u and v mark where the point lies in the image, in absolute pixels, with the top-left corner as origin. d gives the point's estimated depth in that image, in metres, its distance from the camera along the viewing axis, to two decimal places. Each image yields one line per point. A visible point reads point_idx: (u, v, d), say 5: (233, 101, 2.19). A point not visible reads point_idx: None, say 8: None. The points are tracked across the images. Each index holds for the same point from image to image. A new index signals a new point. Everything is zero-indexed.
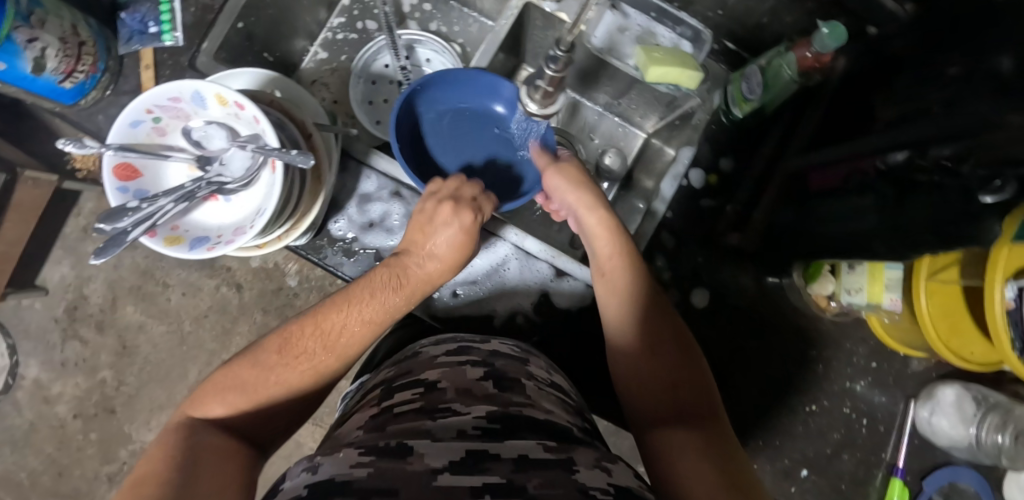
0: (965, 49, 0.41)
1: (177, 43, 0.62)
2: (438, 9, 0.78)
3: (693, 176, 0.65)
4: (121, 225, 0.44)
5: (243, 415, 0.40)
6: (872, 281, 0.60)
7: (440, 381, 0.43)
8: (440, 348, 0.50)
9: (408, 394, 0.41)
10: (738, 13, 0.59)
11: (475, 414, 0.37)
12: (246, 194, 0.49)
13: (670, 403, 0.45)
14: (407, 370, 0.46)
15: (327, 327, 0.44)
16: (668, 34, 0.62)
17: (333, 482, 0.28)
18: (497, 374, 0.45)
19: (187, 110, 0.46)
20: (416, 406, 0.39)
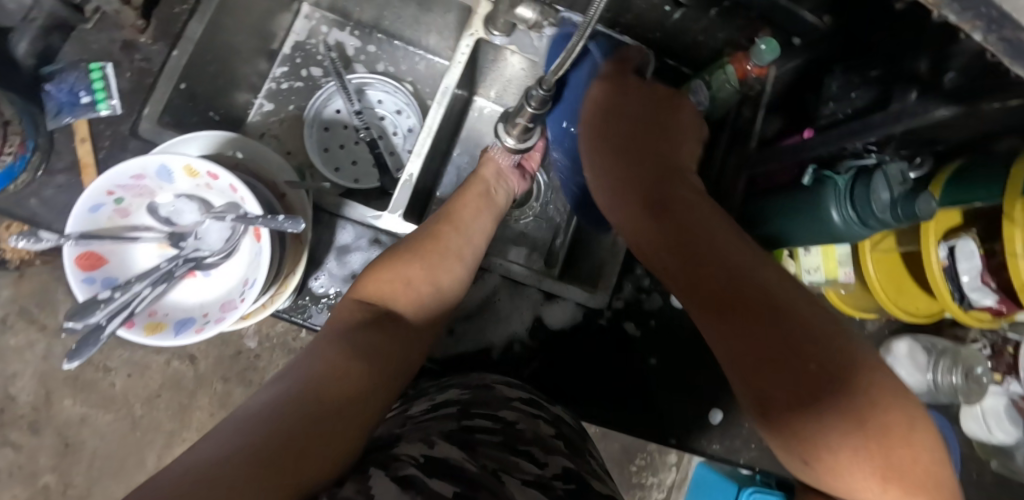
0: (882, 57, 0.48)
1: (114, 111, 0.58)
2: (383, 50, 0.78)
3: None
4: (94, 319, 0.40)
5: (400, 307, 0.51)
6: (826, 260, 0.66)
7: (518, 423, 0.42)
8: (513, 391, 0.49)
9: (486, 422, 0.41)
10: (676, 32, 0.63)
11: (553, 468, 0.38)
12: (226, 265, 0.47)
13: (771, 370, 0.38)
14: (483, 399, 0.45)
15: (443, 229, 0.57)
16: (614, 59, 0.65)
17: (446, 462, 0.34)
18: (566, 438, 0.45)
19: (153, 187, 0.44)
20: (497, 439, 0.39)
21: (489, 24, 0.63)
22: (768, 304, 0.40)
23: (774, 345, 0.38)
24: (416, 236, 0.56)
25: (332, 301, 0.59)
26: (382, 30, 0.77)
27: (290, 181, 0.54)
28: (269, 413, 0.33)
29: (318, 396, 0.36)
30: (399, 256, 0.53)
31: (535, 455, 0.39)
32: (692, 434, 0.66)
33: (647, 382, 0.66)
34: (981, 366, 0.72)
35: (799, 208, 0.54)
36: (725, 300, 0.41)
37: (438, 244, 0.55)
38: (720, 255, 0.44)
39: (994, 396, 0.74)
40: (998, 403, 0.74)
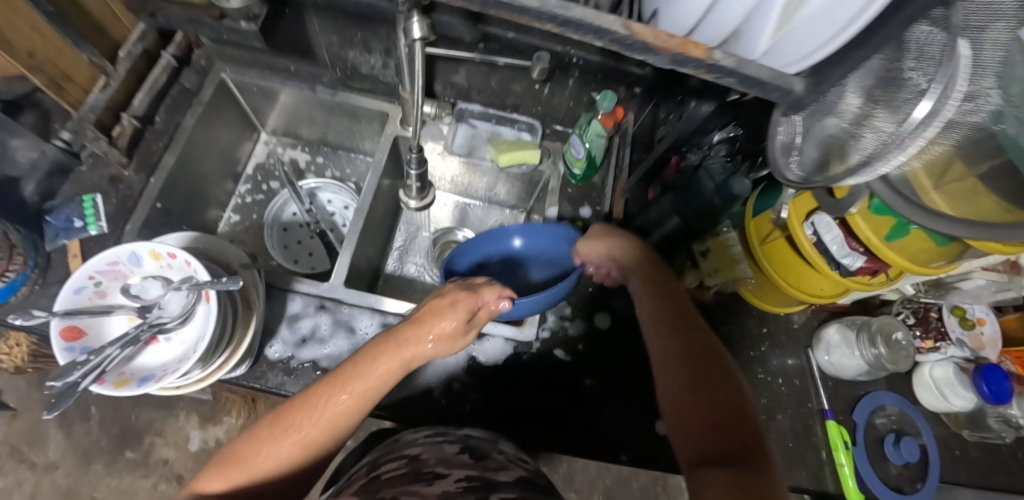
0: (682, 88, 0.64)
1: (101, 229, 0.71)
2: (332, 160, 0.94)
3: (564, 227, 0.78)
4: (72, 379, 0.49)
5: (241, 489, 0.45)
6: (721, 262, 0.75)
7: (421, 452, 0.52)
8: (418, 431, 0.58)
9: (395, 463, 0.50)
10: (550, 104, 0.79)
11: (454, 475, 0.48)
12: (185, 330, 0.56)
13: (712, 436, 0.46)
14: (391, 448, 0.54)
15: (311, 398, 0.47)
16: (510, 131, 0.80)
17: None
18: (471, 448, 0.54)
19: (125, 270, 0.55)
20: (402, 471, 0.48)
21: (402, 122, 0.79)
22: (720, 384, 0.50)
23: (702, 406, 0.48)
24: (282, 408, 0.48)
25: (285, 364, 0.66)
26: (329, 144, 0.94)
27: (243, 261, 0.66)
28: None
29: None
30: (256, 437, 0.46)
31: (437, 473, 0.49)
32: (643, 450, 0.69)
33: (585, 401, 0.70)
34: (900, 333, 0.74)
35: (665, 219, 0.65)
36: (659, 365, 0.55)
37: (301, 412, 0.46)
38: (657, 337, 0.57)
39: (940, 365, 0.74)
40: (947, 372, 0.73)
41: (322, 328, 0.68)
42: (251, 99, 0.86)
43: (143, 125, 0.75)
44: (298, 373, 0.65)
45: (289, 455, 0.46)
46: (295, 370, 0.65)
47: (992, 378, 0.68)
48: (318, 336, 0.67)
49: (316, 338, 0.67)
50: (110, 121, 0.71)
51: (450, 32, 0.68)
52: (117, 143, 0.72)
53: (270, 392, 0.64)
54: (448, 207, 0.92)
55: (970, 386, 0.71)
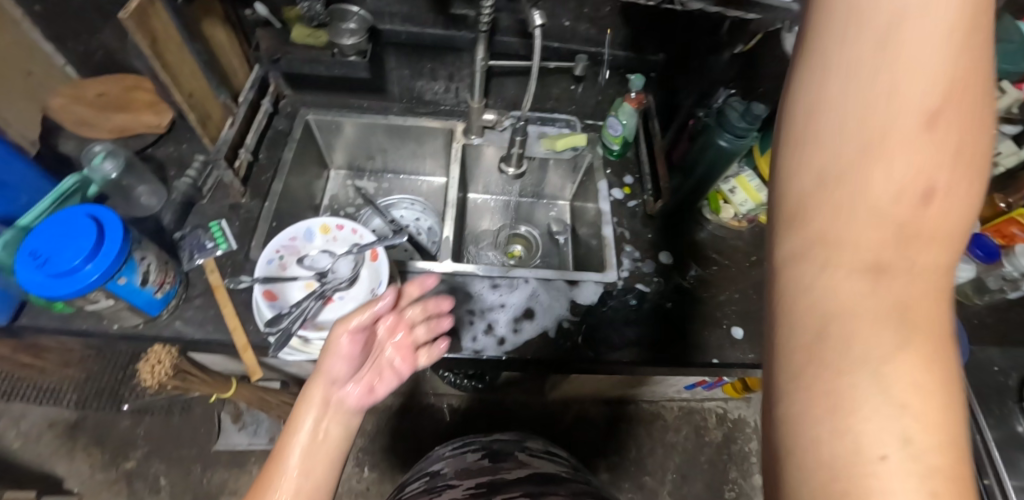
0: (700, 60, 0.86)
1: (232, 246, 0.80)
2: (393, 183, 1.07)
3: (616, 192, 0.94)
4: (284, 324, 0.59)
5: None
6: (747, 192, 0.90)
7: (443, 468, 0.70)
8: (445, 464, 0.72)
9: (419, 484, 0.69)
10: (583, 102, 0.97)
11: (467, 483, 0.64)
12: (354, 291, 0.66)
13: (872, 322, 0.28)
14: (427, 475, 0.71)
15: (277, 473, 0.52)
16: (554, 128, 0.98)
17: None
18: (492, 453, 0.72)
19: (300, 246, 0.66)
20: (422, 487, 0.66)
21: (467, 133, 0.95)
22: (950, 186, 0.28)
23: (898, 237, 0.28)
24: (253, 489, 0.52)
25: None
26: (389, 172, 1.07)
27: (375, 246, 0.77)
28: None
29: None
30: None
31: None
32: (724, 347, 0.81)
33: (672, 320, 0.83)
34: None
35: (702, 154, 0.82)
36: (847, 171, 0.29)
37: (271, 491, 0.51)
38: (892, 104, 0.28)
39: None
40: None
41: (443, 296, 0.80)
42: (325, 137, 0.99)
43: (251, 161, 0.87)
44: None
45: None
46: None
47: (982, 244, 0.88)
48: (441, 302, 0.79)
49: (439, 303, 0.79)
50: (231, 156, 0.83)
51: (508, 49, 0.87)
52: (236, 175, 0.83)
53: None
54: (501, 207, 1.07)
55: (966, 257, 0.90)
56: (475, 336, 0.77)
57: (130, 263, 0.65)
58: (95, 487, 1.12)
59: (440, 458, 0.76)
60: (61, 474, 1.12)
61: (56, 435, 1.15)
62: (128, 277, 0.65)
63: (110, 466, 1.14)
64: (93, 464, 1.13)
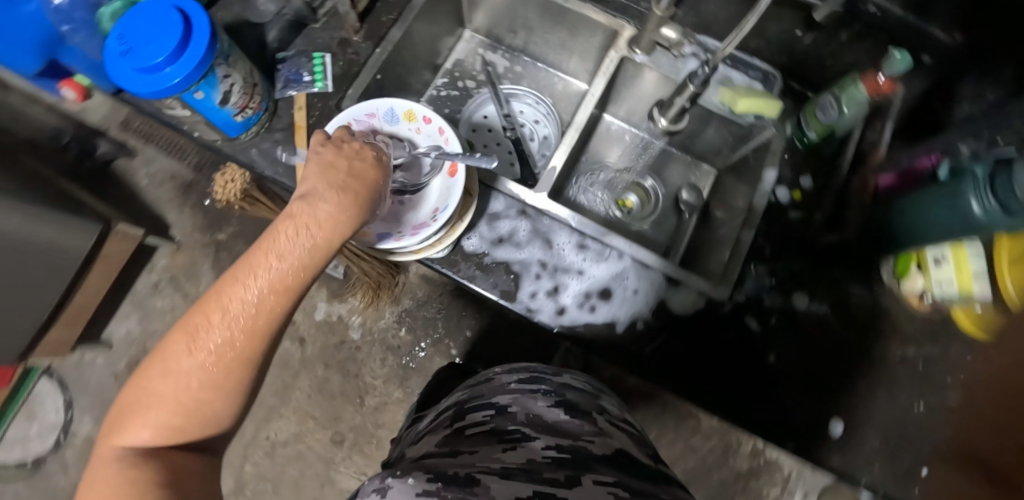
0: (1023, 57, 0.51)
1: (327, 88, 0.72)
2: (527, 70, 0.90)
3: (781, 193, 0.71)
4: None
5: (181, 420, 0.40)
6: (958, 273, 0.59)
7: (510, 404, 0.53)
8: (511, 378, 0.60)
9: (479, 416, 0.52)
10: (803, 55, 0.69)
11: (547, 444, 0.45)
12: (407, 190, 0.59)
13: None
14: (480, 392, 0.58)
15: (218, 300, 0.41)
16: (742, 77, 0.71)
17: None
18: (570, 404, 0.54)
19: (377, 124, 0.56)
20: (485, 429, 0.49)
21: (632, 43, 0.73)
22: None
23: None
24: (188, 318, 0.41)
25: (480, 259, 0.66)
26: (528, 54, 0.89)
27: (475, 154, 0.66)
28: (168, 429, 0.40)
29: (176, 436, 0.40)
30: (171, 346, 0.41)
31: (515, 455, 0.42)
32: (806, 434, 0.64)
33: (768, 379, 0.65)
34: None
35: (936, 209, 0.55)
36: None
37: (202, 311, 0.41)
38: None
39: None
40: None
41: (521, 233, 0.67)
42: None
43: None
44: (492, 270, 0.65)
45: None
46: (490, 267, 0.65)
47: None
48: (515, 239, 0.67)
49: (513, 240, 0.67)
50: None
51: None
52: (356, 6, 0.71)
53: (464, 283, 0.65)
54: (633, 144, 0.87)
55: None
56: (534, 294, 0.65)
57: (208, 80, 0.59)
58: (192, 243, 1.26)
59: (507, 378, 0.59)
60: (170, 221, 1.27)
61: (176, 186, 1.28)
62: (206, 93, 0.60)
63: (207, 230, 1.27)
64: (195, 223, 1.27)
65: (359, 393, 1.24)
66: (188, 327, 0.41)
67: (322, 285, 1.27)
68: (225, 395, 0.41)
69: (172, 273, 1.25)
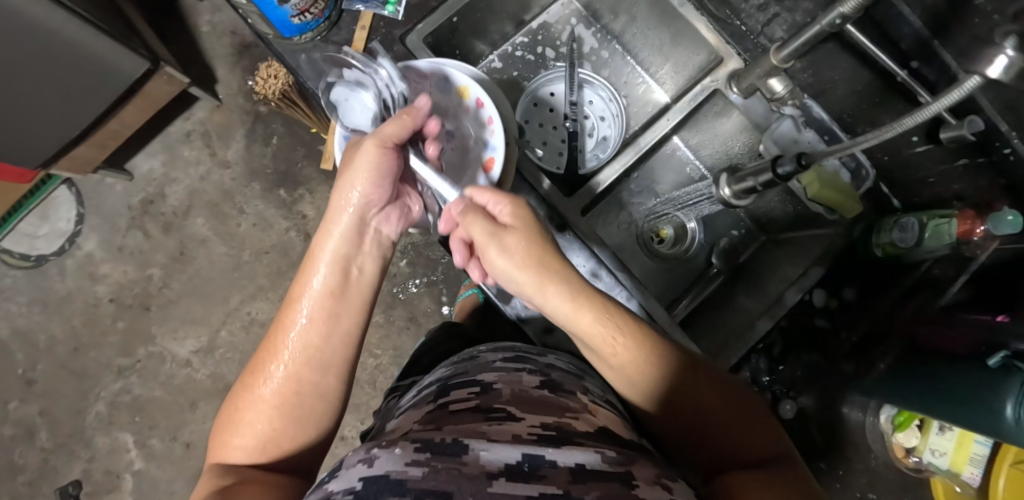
0: None
1: (397, 15, 0.66)
2: (614, 60, 0.82)
3: (816, 295, 0.64)
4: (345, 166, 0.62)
5: (282, 408, 0.51)
6: (956, 450, 0.66)
7: (495, 383, 0.54)
8: (497, 355, 0.62)
9: (465, 393, 0.53)
10: (907, 163, 0.61)
11: (529, 420, 0.47)
12: (436, 169, 0.67)
13: None
14: (464, 370, 0.59)
15: (293, 306, 0.55)
16: (834, 161, 0.65)
17: (390, 480, 0.36)
18: (551, 385, 0.56)
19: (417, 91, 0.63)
20: (472, 406, 0.50)
21: (733, 80, 0.65)
22: None
23: None
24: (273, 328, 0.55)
25: None
26: (621, 42, 0.81)
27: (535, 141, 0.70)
28: (268, 425, 0.50)
29: (279, 427, 0.50)
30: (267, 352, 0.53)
31: (501, 427, 0.45)
32: None
33: None
34: None
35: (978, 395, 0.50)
36: None
37: (285, 316, 0.54)
38: None
39: None
40: None
41: None
42: None
43: None
44: None
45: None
46: None
47: None
48: None
49: None
50: None
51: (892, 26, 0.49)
52: None
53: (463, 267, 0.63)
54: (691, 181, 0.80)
55: None
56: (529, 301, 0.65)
57: None
58: (234, 106, 1.26)
59: (490, 358, 0.62)
60: (219, 77, 1.25)
61: (233, 44, 1.25)
62: None
63: (251, 99, 1.26)
64: (241, 88, 1.25)
65: None
66: (252, 376, 0.52)
67: None
68: (306, 402, 0.52)
69: (207, 129, 1.26)
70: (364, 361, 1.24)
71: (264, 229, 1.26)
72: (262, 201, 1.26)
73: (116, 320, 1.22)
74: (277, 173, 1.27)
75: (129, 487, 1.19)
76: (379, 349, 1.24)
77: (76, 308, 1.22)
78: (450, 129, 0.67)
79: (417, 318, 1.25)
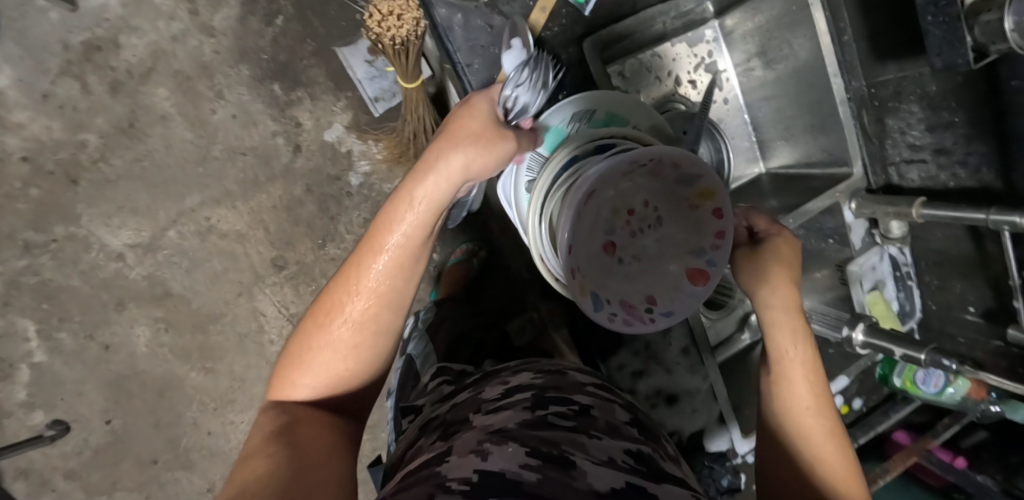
0: None
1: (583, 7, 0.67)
2: (731, 110, 0.78)
3: (836, 402, 0.72)
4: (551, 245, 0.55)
5: (346, 362, 0.48)
6: None
7: (592, 407, 0.57)
8: (584, 377, 0.66)
9: (564, 407, 0.56)
10: (948, 319, 0.69)
11: (623, 449, 0.51)
12: (636, 254, 0.53)
13: None
14: (558, 384, 0.62)
15: (370, 247, 0.48)
16: (894, 294, 0.69)
17: (515, 486, 0.39)
18: (639, 423, 0.59)
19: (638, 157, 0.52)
20: (570, 423, 0.53)
21: (855, 196, 0.64)
22: None
23: None
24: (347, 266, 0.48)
25: None
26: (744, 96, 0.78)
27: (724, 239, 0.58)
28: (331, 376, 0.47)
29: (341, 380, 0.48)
30: (337, 298, 0.47)
31: (599, 446, 0.50)
32: None
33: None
34: None
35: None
36: None
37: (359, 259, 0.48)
38: None
39: None
40: None
41: None
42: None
43: None
44: None
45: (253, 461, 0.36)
46: None
47: None
48: None
49: None
50: None
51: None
52: None
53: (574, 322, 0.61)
54: None
55: None
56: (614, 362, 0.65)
57: None
58: None
59: (577, 374, 0.65)
60: None
61: None
62: None
63: None
64: None
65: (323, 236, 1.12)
66: (327, 310, 0.47)
67: (350, 108, 1.08)
68: (368, 355, 0.49)
69: None
70: None
71: (244, 124, 1.04)
72: (247, 90, 1.04)
73: (28, 187, 0.98)
74: (274, 62, 1.04)
75: (25, 378, 1.03)
76: None
77: None
78: (670, 212, 0.52)
79: None
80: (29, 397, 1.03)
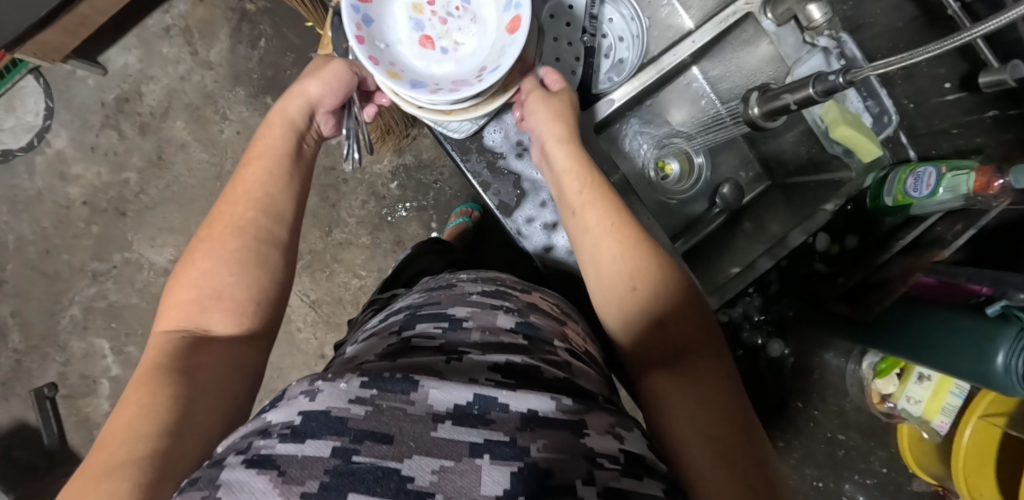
0: None
1: None
2: None
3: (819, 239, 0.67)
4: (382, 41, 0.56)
5: (235, 320, 0.51)
6: (932, 397, 0.69)
7: (466, 319, 0.45)
8: (475, 287, 0.53)
9: (431, 327, 0.43)
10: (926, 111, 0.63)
11: (489, 364, 0.38)
12: (455, 39, 0.59)
13: None
14: (437, 300, 0.49)
15: (225, 201, 0.56)
16: (858, 102, 0.64)
17: (330, 416, 0.31)
18: (528, 328, 0.45)
19: None
20: (437, 343, 0.41)
21: (769, 4, 0.61)
22: None
23: None
24: (208, 223, 0.55)
25: (495, 158, 0.69)
26: None
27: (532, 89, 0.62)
28: (218, 305, 0.50)
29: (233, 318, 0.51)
30: (196, 255, 0.53)
31: (456, 366, 0.38)
32: None
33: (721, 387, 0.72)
34: None
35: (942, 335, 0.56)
36: None
37: (216, 220, 0.55)
38: None
39: None
40: None
41: None
42: None
43: None
44: (501, 176, 0.69)
45: (133, 398, 0.41)
46: (501, 172, 0.69)
47: None
48: None
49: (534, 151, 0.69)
50: None
51: None
52: None
53: (468, 172, 0.69)
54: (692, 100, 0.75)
55: None
56: (530, 220, 0.70)
57: None
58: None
59: (468, 289, 0.52)
60: None
61: None
62: None
63: None
64: None
65: (330, 223, 1.20)
66: (212, 222, 0.55)
67: None
68: (258, 276, 0.53)
69: (189, 24, 1.17)
70: (347, 281, 1.21)
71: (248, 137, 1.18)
72: (246, 107, 1.18)
73: (90, 225, 1.17)
74: (263, 78, 1.17)
75: (107, 390, 1.18)
76: (363, 271, 1.21)
77: (46, 209, 1.17)
78: None
79: (404, 241, 1.21)
80: (112, 407, 1.19)
